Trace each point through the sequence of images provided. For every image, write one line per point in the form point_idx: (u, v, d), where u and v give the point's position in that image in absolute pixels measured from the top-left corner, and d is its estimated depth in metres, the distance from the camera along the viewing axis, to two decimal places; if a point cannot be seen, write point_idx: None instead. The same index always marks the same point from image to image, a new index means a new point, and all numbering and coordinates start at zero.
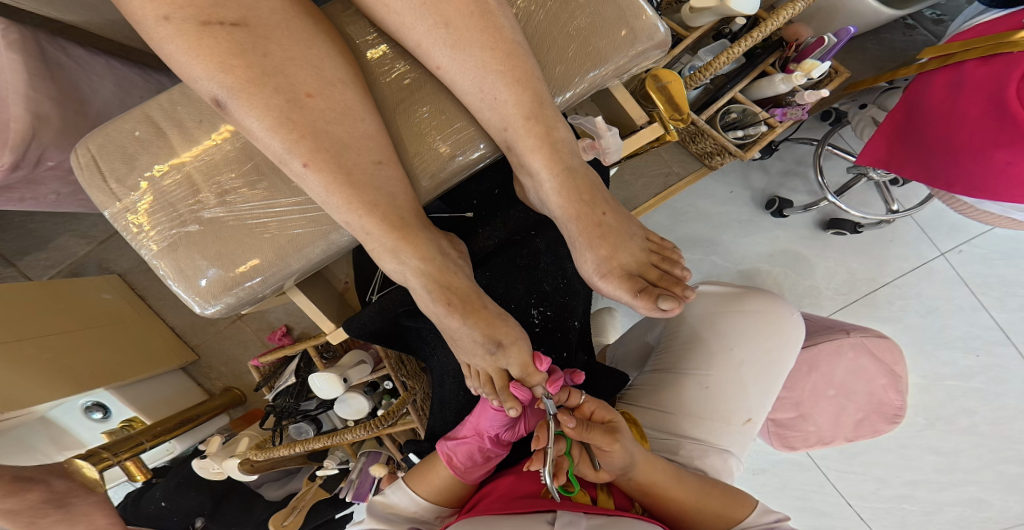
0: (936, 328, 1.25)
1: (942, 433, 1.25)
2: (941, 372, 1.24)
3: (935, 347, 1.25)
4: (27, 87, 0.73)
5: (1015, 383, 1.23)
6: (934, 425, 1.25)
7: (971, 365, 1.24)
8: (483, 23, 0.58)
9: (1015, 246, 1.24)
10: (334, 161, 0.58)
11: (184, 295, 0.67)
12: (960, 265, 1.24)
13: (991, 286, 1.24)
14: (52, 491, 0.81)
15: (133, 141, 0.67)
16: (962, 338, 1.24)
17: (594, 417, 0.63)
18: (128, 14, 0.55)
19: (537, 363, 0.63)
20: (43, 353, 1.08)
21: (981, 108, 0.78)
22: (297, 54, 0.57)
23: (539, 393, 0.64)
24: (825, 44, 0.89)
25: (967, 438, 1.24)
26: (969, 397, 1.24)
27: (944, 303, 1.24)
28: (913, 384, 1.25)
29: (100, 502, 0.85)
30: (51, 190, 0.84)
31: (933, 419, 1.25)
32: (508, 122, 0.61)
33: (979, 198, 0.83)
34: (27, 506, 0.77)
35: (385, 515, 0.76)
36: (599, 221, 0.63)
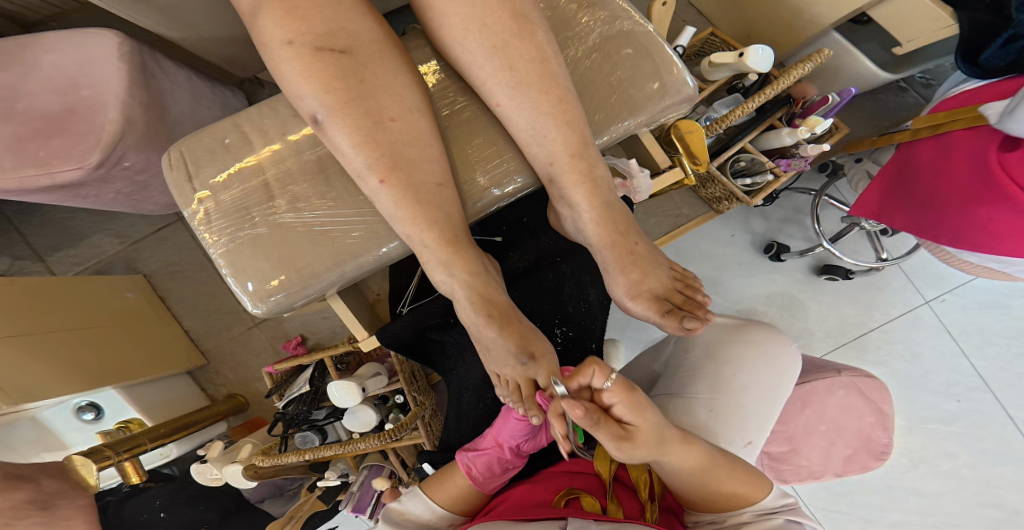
0: (921, 373, 1.32)
1: (925, 475, 1.30)
2: (923, 415, 1.31)
3: (918, 391, 1.32)
4: (125, 93, 0.83)
5: (994, 430, 1.30)
6: (917, 467, 1.31)
7: (952, 410, 1.31)
8: (542, 69, 0.66)
9: (993, 298, 1.33)
10: (405, 179, 0.64)
11: (238, 293, 0.73)
12: (943, 314, 1.33)
13: (970, 333, 1.32)
14: (40, 492, 0.85)
15: (223, 146, 0.75)
16: (944, 384, 1.32)
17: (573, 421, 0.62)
18: (256, 36, 0.62)
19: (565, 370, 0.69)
20: (64, 346, 1.13)
21: (966, 169, 0.86)
22: (386, 82, 0.64)
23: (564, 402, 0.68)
24: (829, 103, 0.98)
25: (949, 481, 1.30)
26: (948, 441, 1.30)
27: (928, 349, 1.32)
28: (898, 426, 1.32)
29: (84, 507, 0.88)
30: (114, 191, 0.91)
31: (916, 461, 1.31)
32: (554, 157, 0.68)
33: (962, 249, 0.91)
34: (11, 505, 0.80)
35: (398, 521, 0.79)
36: (630, 250, 0.69)
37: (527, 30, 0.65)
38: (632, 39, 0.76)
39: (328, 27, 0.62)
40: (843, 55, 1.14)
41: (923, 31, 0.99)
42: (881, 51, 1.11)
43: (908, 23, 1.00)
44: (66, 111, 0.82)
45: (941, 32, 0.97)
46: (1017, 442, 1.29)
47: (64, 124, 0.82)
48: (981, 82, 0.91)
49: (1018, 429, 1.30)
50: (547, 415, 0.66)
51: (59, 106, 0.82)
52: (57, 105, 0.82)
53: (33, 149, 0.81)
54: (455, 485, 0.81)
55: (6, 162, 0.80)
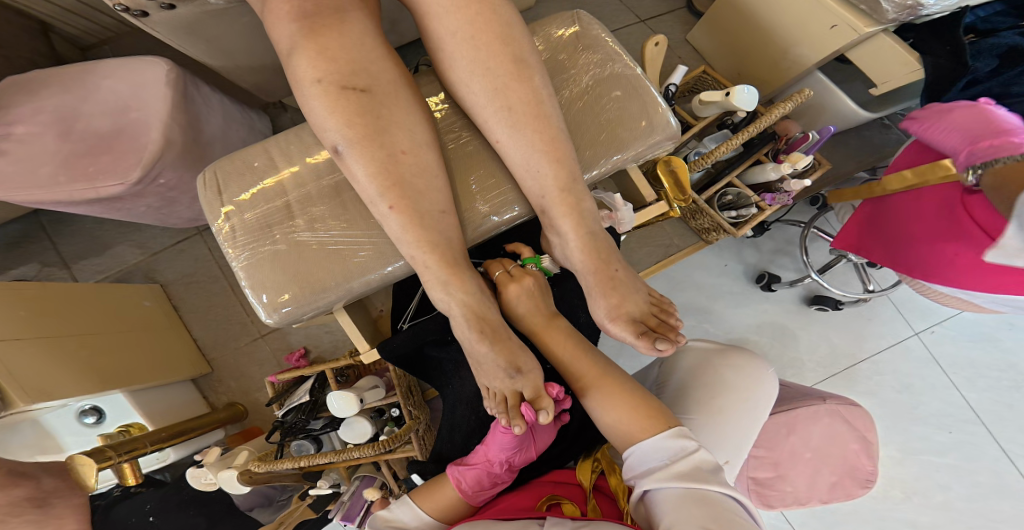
0: (914, 404, 1.37)
1: (919, 507, 1.34)
2: (914, 446, 1.35)
3: (910, 423, 1.36)
4: (167, 116, 0.95)
5: (986, 463, 1.34)
6: (911, 498, 1.34)
7: (944, 441, 1.35)
8: (536, 110, 0.73)
9: (983, 332, 1.41)
10: (412, 206, 0.71)
11: (255, 302, 0.80)
12: (933, 345, 1.40)
13: (961, 366, 1.39)
14: (38, 489, 0.91)
15: (252, 168, 0.83)
16: (936, 416, 1.36)
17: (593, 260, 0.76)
18: (291, 75, 0.70)
19: (549, 389, 0.75)
20: (82, 350, 1.19)
21: (937, 208, 0.92)
22: (399, 119, 0.72)
23: (543, 416, 0.72)
24: (810, 140, 1.06)
25: (942, 514, 1.33)
26: (942, 472, 1.34)
27: (919, 381, 1.38)
28: (890, 457, 1.35)
29: (78, 505, 0.94)
30: (147, 204, 1.03)
31: (909, 493, 1.34)
32: (546, 190, 0.75)
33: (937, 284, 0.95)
34: (10, 501, 0.87)
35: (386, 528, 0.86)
36: (612, 276, 0.76)
37: (524, 74, 0.73)
38: (621, 83, 0.84)
39: (352, 68, 0.69)
40: (826, 95, 1.20)
41: (894, 73, 1.05)
42: (865, 91, 1.19)
43: (879, 65, 1.06)
44: (116, 131, 0.95)
45: (910, 74, 1.03)
46: (1011, 477, 1.33)
47: (112, 143, 0.94)
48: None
49: (1010, 463, 1.34)
50: (528, 426, 0.71)
51: (110, 127, 0.95)
52: (109, 126, 0.95)
53: (84, 165, 0.93)
54: (444, 495, 0.87)
55: (60, 176, 0.92)
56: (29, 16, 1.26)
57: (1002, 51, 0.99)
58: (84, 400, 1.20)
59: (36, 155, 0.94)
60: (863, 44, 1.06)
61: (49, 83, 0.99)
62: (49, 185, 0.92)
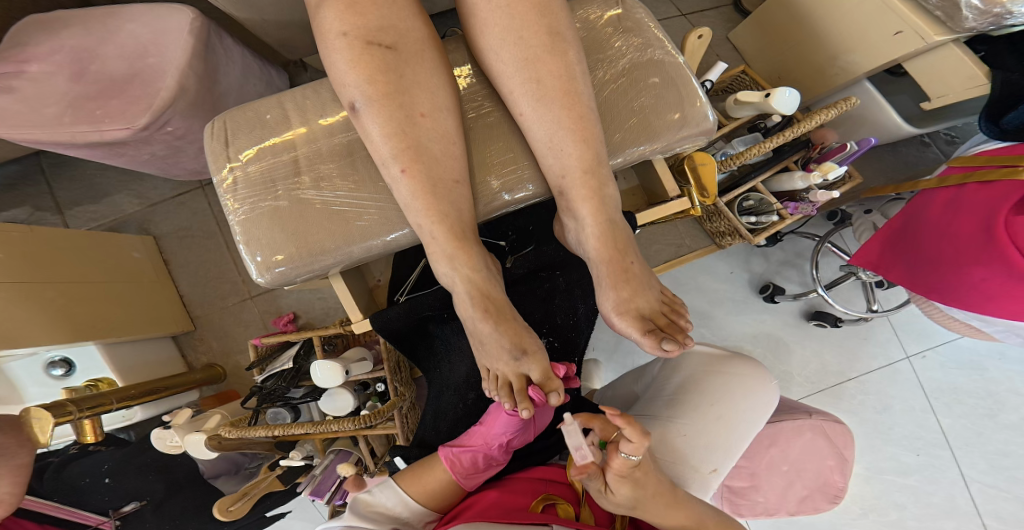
0: (889, 424, 1.36)
1: (872, 524, 1.33)
2: (882, 466, 1.34)
3: (884, 443, 1.35)
4: (186, 63, 0.90)
5: (944, 487, 1.33)
6: (867, 515, 1.34)
7: (911, 462, 1.34)
8: (567, 87, 0.69)
9: (969, 359, 1.38)
10: (425, 171, 0.67)
11: (248, 262, 0.77)
12: (921, 370, 1.38)
13: (943, 392, 1.37)
14: None
15: (264, 121, 0.79)
16: (908, 437, 1.35)
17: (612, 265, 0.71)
18: (317, 26, 0.67)
19: (556, 371, 0.71)
20: (59, 297, 1.15)
21: (972, 229, 0.88)
22: (423, 81, 0.68)
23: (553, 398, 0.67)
24: (846, 150, 1.03)
25: None
26: (901, 492, 1.33)
27: (899, 403, 1.37)
28: (858, 473, 1.34)
29: (24, 464, 0.88)
30: (151, 152, 0.98)
31: (866, 509, 1.34)
32: (567, 171, 0.71)
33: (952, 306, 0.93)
34: None
35: (367, 513, 0.81)
36: (626, 267, 0.71)
37: (559, 47, 0.69)
38: (661, 70, 0.80)
39: (380, 24, 0.66)
40: (870, 105, 1.16)
41: (954, 87, 0.99)
42: (912, 105, 1.13)
43: (939, 76, 1.01)
44: (131, 76, 0.91)
45: (971, 91, 0.98)
46: (963, 500, 1.32)
47: (124, 88, 0.91)
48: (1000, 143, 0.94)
49: (965, 488, 1.33)
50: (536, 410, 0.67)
51: (125, 71, 0.91)
52: (125, 69, 0.92)
53: (91, 107, 0.90)
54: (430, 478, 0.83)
55: (65, 117, 0.89)
56: None
57: None
58: (52, 350, 1.14)
59: (45, 94, 0.90)
60: (928, 54, 1.01)
61: (72, 23, 0.95)
62: (52, 125, 0.88)
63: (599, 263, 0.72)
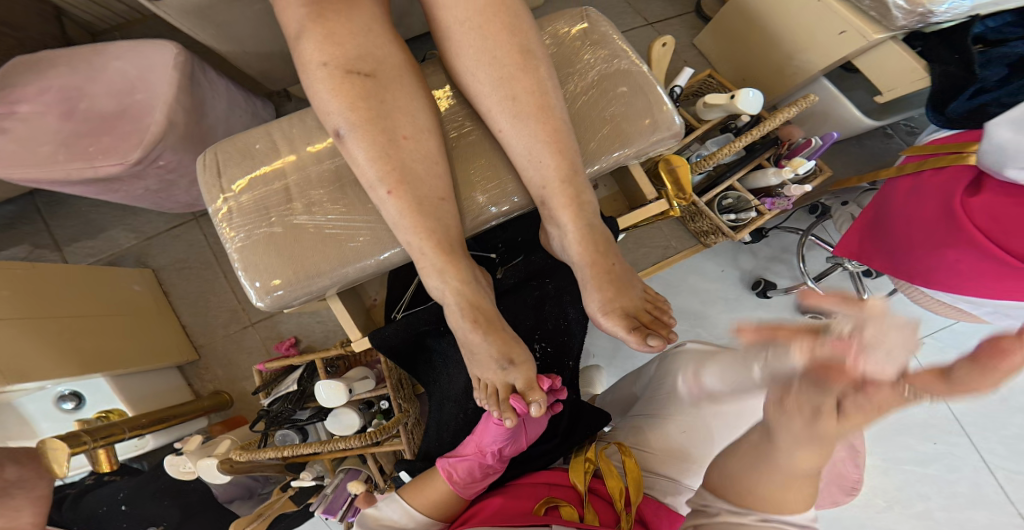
0: (898, 414, 1.38)
1: (897, 516, 1.34)
2: (899, 456, 1.36)
3: (895, 432, 1.37)
4: (172, 98, 0.94)
5: (968, 474, 1.34)
6: (892, 508, 1.34)
7: (928, 452, 1.36)
8: (540, 102, 0.73)
9: (966, 342, 1.41)
10: (410, 190, 0.71)
11: (248, 287, 0.80)
12: (921, 356, 1.40)
13: None
14: None
15: (252, 152, 0.82)
16: (921, 426, 1.37)
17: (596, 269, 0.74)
18: (299, 58, 0.70)
19: (540, 382, 0.74)
20: (65, 331, 1.18)
21: (935, 212, 0.91)
22: (403, 105, 0.71)
23: (535, 406, 0.72)
24: (812, 145, 1.06)
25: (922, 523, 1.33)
26: (924, 483, 1.35)
27: None
28: (875, 466, 1.36)
29: None
30: (144, 186, 1.01)
31: (891, 502, 1.34)
32: (547, 182, 0.74)
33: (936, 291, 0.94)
34: None
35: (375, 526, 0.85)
36: (608, 269, 0.74)
37: (531, 65, 0.72)
38: (628, 79, 0.84)
39: (357, 53, 0.69)
40: (830, 102, 1.19)
41: (901, 82, 1.04)
42: (867, 99, 1.22)
43: (885, 73, 1.05)
44: (119, 112, 0.94)
45: (917, 84, 1.02)
46: (986, 486, 1.33)
47: (114, 124, 0.93)
48: (948, 131, 0.98)
49: (989, 474, 1.34)
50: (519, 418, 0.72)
51: (114, 107, 0.94)
52: (113, 106, 0.95)
53: (84, 145, 0.92)
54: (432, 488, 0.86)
55: (59, 155, 0.92)
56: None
57: (1012, 60, 0.99)
58: (63, 383, 1.18)
59: (37, 134, 0.93)
60: (872, 51, 1.05)
61: (56, 63, 0.99)
62: (47, 163, 0.91)
63: (583, 267, 0.75)
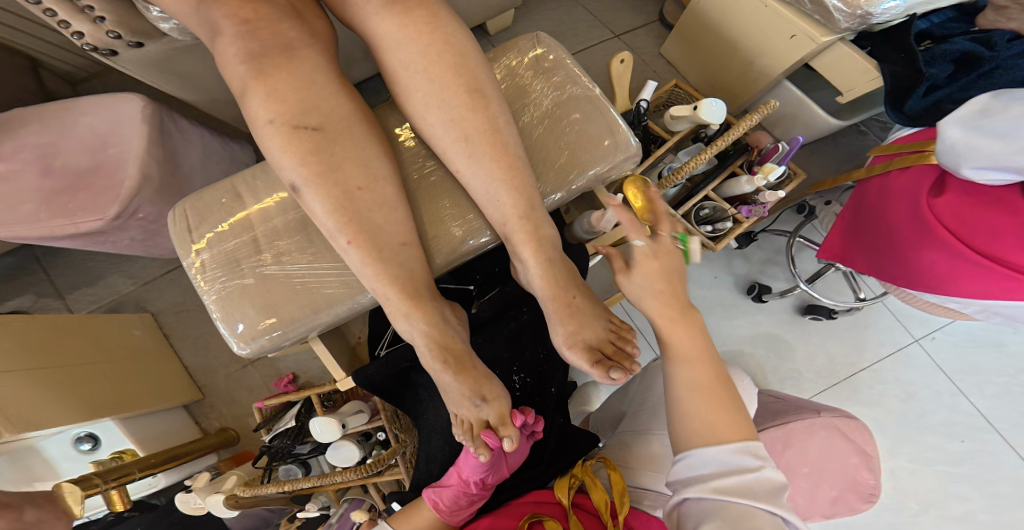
0: (918, 413, 1.36)
1: (937, 520, 1.30)
2: (926, 456, 1.33)
3: (916, 432, 1.35)
4: (143, 151, 0.96)
5: (1008, 473, 1.31)
6: (927, 511, 1.30)
7: (956, 450, 1.33)
8: (492, 139, 0.73)
9: (984, 336, 1.41)
10: (370, 239, 0.72)
11: (227, 336, 0.81)
12: (934, 352, 1.39)
13: (966, 372, 1.38)
14: None
15: (219, 206, 0.84)
16: (944, 424, 1.35)
17: (560, 304, 0.73)
18: (246, 114, 0.71)
19: (511, 417, 0.76)
20: (71, 379, 1.22)
21: (906, 214, 0.90)
22: (355, 154, 0.72)
23: (507, 441, 0.74)
24: (780, 151, 1.05)
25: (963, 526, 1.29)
26: (957, 483, 1.31)
27: (923, 389, 1.37)
28: (900, 467, 1.33)
29: None
30: (129, 237, 1.03)
31: (925, 505, 1.31)
32: (507, 219, 0.74)
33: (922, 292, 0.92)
34: None
35: None
36: (569, 302, 0.73)
37: (479, 103, 0.73)
38: (581, 104, 0.85)
39: (303, 107, 0.70)
40: (796, 104, 1.19)
41: (857, 82, 1.04)
42: (834, 99, 1.20)
43: (840, 72, 1.06)
44: (94, 167, 0.95)
45: (871, 83, 1.02)
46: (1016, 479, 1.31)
47: (90, 180, 0.95)
48: (910, 128, 0.97)
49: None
50: (492, 453, 0.73)
51: (89, 163, 0.95)
52: (87, 162, 0.96)
53: (63, 201, 0.93)
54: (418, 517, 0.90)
55: (42, 213, 0.92)
56: (16, 52, 1.27)
57: (956, 57, 0.96)
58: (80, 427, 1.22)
59: (18, 193, 0.93)
60: (825, 53, 1.06)
61: (28, 120, 0.99)
62: (29, 221, 0.92)
63: (547, 297, 0.74)
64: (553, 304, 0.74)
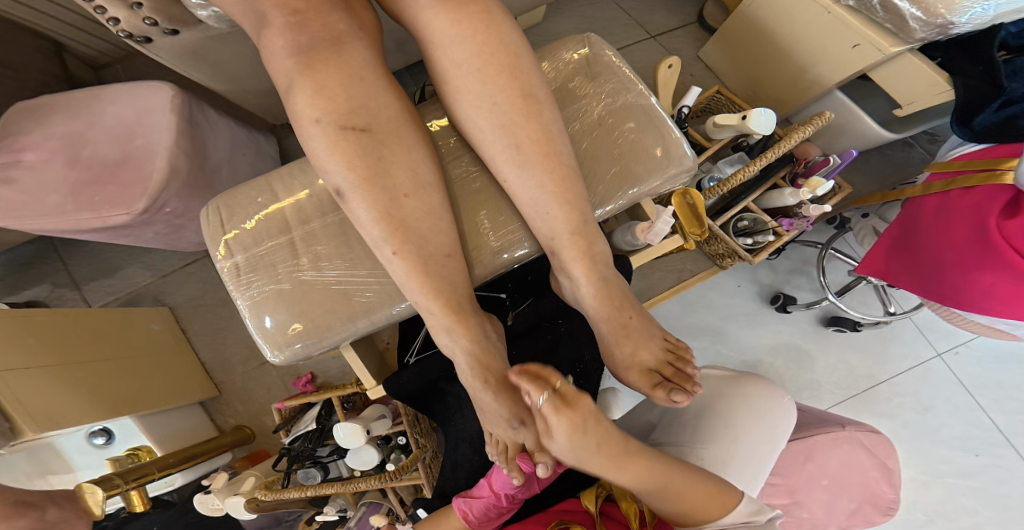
0: (935, 426, 1.32)
1: None
2: (941, 469, 1.30)
3: (933, 445, 1.31)
4: (173, 144, 0.91)
5: (1017, 487, 1.28)
6: (935, 522, 1.27)
7: (971, 464, 1.30)
8: (547, 148, 0.70)
9: (1010, 352, 1.36)
10: (415, 250, 0.69)
11: (257, 338, 0.79)
12: (956, 367, 1.35)
13: (987, 387, 1.34)
14: None
15: (255, 205, 0.81)
16: (959, 438, 1.31)
17: (618, 325, 0.72)
18: (291, 112, 0.67)
19: (549, 445, 0.74)
20: (90, 376, 1.19)
21: (968, 233, 0.87)
22: (402, 159, 0.69)
23: (541, 467, 0.73)
24: (830, 164, 1.04)
25: None
26: (967, 495, 1.28)
27: (941, 402, 1.34)
28: (914, 479, 1.30)
29: None
30: (153, 231, 1.00)
31: (934, 516, 1.28)
32: (557, 232, 0.71)
33: (971, 314, 0.90)
34: None
35: None
36: (625, 323, 0.72)
37: (534, 109, 0.69)
38: (635, 114, 0.81)
39: (351, 106, 0.66)
40: (846, 115, 1.15)
41: (921, 94, 1.01)
42: (886, 111, 1.16)
43: (903, 85, 1.02)
44: (122, 158, 0.91)
45: (939, 96, 0.99)
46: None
47: (117, 171, 0.91)
48: (977, 145, 0.93)
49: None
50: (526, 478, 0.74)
51: (117, 153, 0.91)
52: (115, 153, 0.92)
53: (90, 194, 0.90)
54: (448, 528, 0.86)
55: (68, 205, 0.89)
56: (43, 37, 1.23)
57: None
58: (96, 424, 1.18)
59: (44, 184, 0.90)
60: (890, 65, 1.02)
61: (57, 109, 0.96)
62: (56, 214, 0.89)
63: (596, 319, 0.73)
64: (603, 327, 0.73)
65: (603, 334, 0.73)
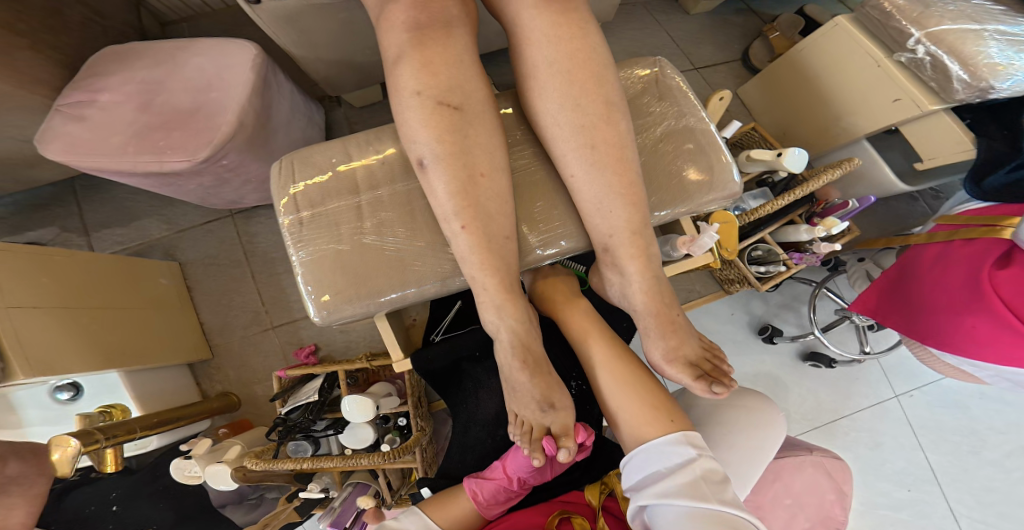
0: (880, 460, 1.39)
1: None
2: (877, 501, 1.36)
3: (875, 477, 1.38)
4: (245, 101, 0.94)
5: (936, 522, 1.35)
6: None
7: (903, 498, 1.37)
8: (619, 153, 0.75)
9: (955, 399, 1.45)
10: (482, 227, 0.73)
11: (306, 296, 0.81)
12: (909, 408, 1.44)
13: (929, 429, 1.42)
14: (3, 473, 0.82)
15: (329, 166, 0.85)
16: (898, 473, 1.38)
17: (662, 320, 0.77)
18: (392, 81, 0.72)
19: (576, 431, 0.75)
20: (92, 322, 1.17)
21: (960, 279, 0.95)
22: (484, 142, 0.74)
23: (566, 452, 0.73)
24: (848, 208, 1.11)
25: None
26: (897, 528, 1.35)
27: (890, 439, 1.41)
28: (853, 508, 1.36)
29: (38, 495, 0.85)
30: (198, 183, 1.01)
31: None
32: (615, 230, 0.76)
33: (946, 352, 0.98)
34: None
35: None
36: (672, 319, 0.78)
37: (613, 116, 0.75)
38: (694, 136, 0.88)
39: (449, 84, 0.71)
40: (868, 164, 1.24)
41: (944, 151, 1.09)
42: (903, 162, 1.22)
43: (933, 142, 1.11)
44: (194, 109, 0.93)
45: (962, 152, 1.07)
46: None
47: (187, 120, 0.92)
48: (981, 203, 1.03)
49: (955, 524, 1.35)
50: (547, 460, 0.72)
51: (190, 104, 0.93)
52: (188, 103, 0.94)
53: (155, 138, 0.91)
54: (456, 506, 0.88)
55: (130, 146, 0.91)
56: None
57: None
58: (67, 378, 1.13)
59: (113, 123, 0.93)
60: (921, 121, 1.11)
61: (143, 55, 0.98)
62: (116, 154, 0.90)
63: (644, 311, 0.78)
64: (650, 320, 0.78)
65: (647, 327, 0.78)
